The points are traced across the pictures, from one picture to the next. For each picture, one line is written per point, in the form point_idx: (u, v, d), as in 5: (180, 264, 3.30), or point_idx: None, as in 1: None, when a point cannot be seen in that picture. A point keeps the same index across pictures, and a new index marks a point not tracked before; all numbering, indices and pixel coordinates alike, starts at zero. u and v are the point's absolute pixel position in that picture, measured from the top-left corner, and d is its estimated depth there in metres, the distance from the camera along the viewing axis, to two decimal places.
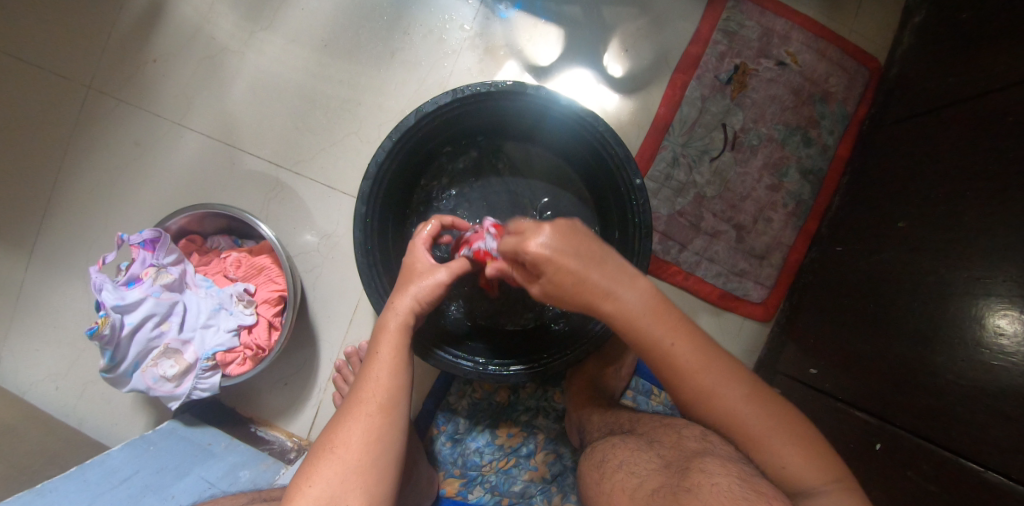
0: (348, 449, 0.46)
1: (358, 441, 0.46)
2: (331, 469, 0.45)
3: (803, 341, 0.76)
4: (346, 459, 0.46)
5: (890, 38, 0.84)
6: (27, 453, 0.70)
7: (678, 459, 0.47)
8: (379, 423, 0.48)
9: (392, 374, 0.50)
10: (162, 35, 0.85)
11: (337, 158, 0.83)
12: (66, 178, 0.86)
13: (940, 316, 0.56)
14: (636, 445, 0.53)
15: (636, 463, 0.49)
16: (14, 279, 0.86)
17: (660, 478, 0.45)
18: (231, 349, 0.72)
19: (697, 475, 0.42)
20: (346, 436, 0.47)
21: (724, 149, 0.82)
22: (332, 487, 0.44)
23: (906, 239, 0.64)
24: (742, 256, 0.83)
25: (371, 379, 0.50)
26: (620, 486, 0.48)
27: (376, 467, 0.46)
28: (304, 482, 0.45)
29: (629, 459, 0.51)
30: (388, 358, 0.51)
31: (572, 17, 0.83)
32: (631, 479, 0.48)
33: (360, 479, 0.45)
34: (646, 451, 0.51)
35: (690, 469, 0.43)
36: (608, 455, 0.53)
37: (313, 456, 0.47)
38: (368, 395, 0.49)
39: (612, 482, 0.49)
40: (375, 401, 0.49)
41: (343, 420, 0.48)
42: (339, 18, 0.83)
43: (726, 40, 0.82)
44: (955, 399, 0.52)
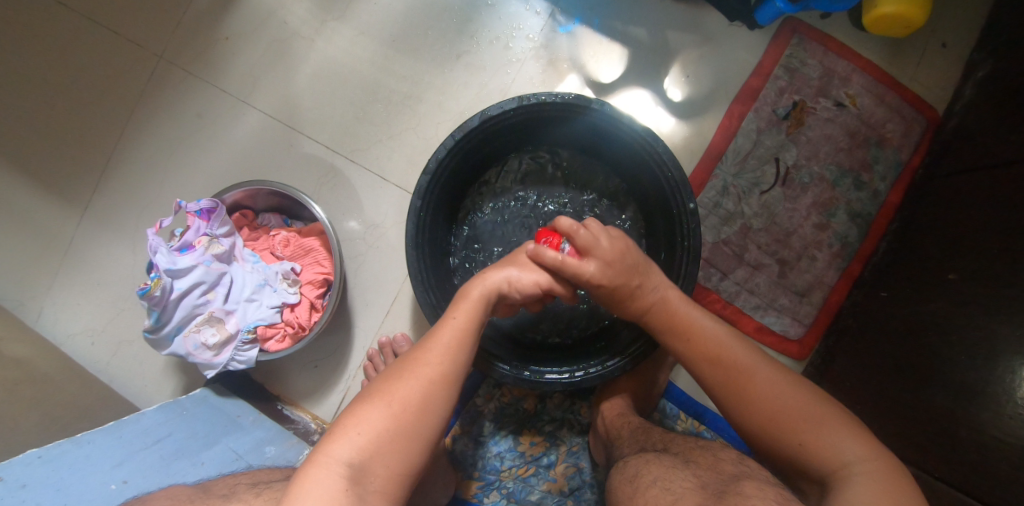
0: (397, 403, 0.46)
1: (410, 403, 0.46)
2: (372, 418, 0.45)
3: (839, 383, 0.75)
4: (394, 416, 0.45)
5: (951, 91, 0.84)
6: (62, 402, 0.71)
7: (716, 483, 0.46)
8: (436, 392, 0.48)
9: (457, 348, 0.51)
10: (236, 13, 0.88)
11: (393, 151, 0.85)
12: (128, 141, 0.89)
13: (988, 371, 0.55)
14: (670, 464, 0.52)
15: (672, 481, 0.49)
16: (66, 233, 0.89)
17: (696, 498, 0.45)
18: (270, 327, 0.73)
19: (734, 499, 0.42)
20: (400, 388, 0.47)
21: (775, 183, 0.83)
22: (376, 441, 0.44)
23: (954, 290, 0.64)
24: (783, 291, 0.82)
25: (436, 342, 0.51)
26: (653, 500, 0.47)
27: (419, 435, 0.46)
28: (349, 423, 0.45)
29: (664, 477, 0.50)
30: (461, 333, 0.52)
31: (637, 39, 0.84)
32: (666, 495, 0.47)
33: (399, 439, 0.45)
34: (682, 471, 0.50)
35: (729, 494, 0.43)
36: (642, 471, 0.52)
37: (363, 402, 0.47)
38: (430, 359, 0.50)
39: (645, 496, 0.48)
40: (436, 369, 0.49)
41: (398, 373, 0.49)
42: (410, 16, 0.85)
43: (787, 76, 0.83)
44: (999, 456, 0.52)
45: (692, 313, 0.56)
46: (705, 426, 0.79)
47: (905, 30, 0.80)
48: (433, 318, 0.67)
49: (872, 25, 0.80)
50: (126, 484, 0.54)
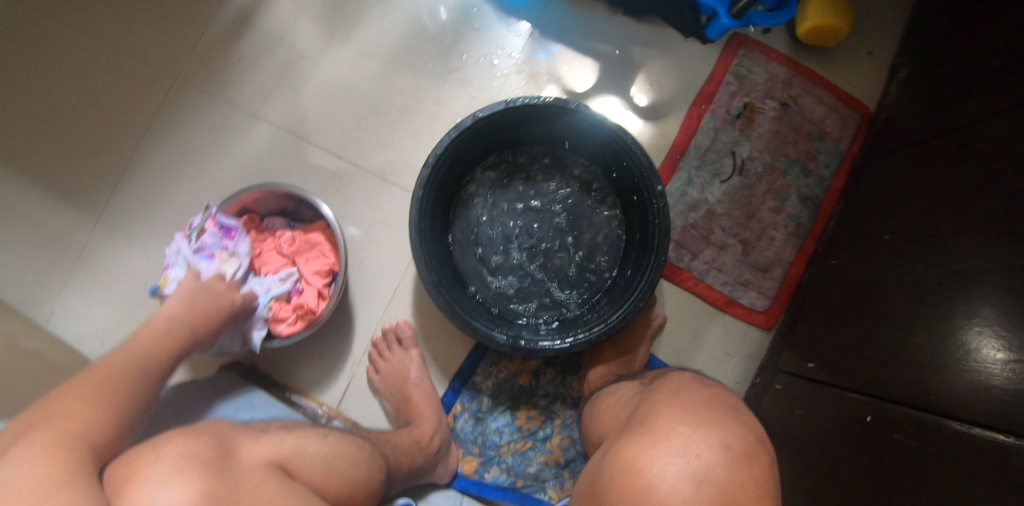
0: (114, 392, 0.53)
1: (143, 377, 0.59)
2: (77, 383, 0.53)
3: (800, 344, 0.84)
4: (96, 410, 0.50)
5: (879, 92, 0.98)
6: None
7: (649, 381, 0.64)
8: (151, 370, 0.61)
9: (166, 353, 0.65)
10: (248, 38, 0.97)
11: (393, 156, 0.93)
12: (143, 154, 0.96)
13: (920, 306, 0.64)
14: (618, 384, 0.70)
15: (619, 388, 0.68)
16: (81, 240, 0.94)
17: (634, 388, 0.64)
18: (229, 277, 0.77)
19: (660, 381, 0.61)
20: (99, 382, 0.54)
21: (732, 173, 0.94)
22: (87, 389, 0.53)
23: (890, 247, 0.74)
24: (747, 268, 0.92)
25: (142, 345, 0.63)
26: (608, 402, 0.66)
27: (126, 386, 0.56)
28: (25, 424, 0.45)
29: (615, 389, 0.68)
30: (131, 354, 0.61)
31: (606, 54, 0.96)
32: (611, 394, 0.67)
33: (117, 410, 0.52)
34: (627, 382, 0.69)
35: (657, 380, 0.62)
36: (601, 397, 0.70)
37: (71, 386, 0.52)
38: (100, 374, 0.55)
39: (602, 400, 0.68)
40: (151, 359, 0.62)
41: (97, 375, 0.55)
42: (405, 39, 0.96)
43: (737, 82, 0.95)
44: (932, 372, 0.59)
45: None
46: None
47: (833, 39, 0.93)
48: (435, 293, 0.74)
49: (806, 36, 0.94)
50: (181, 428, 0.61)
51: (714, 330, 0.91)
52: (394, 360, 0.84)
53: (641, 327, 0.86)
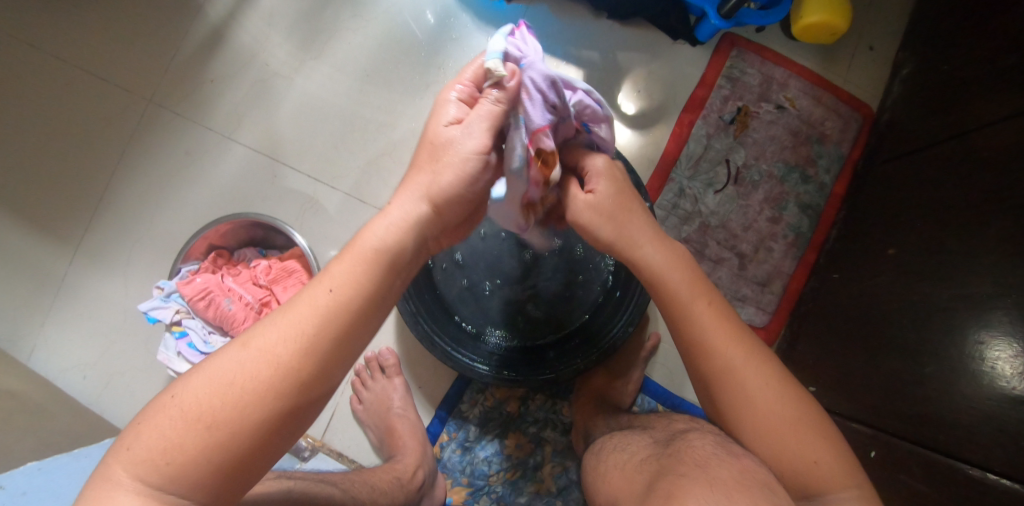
0: (305, 323, 0.41)
1: (307, 307, 0.42)
2: (306, 303, 0.42)
3: (802, 364, 0.80)
4: (256, 366, 0.39)
5: (881, 90, 0.92)
6: (56, 430, 0.73)
7: (666, 436, 0.51)
8: (336, 316, 0.42)
9: (350, 275, 0.44)
10: (221, 58, 0.95)
11: (371, 176, 0.90)
12: (120, 181, 0.94)
13: (927, 330, 0.60)
14: (631, 432, 0.58)
15: (629, 443, 0.54)
16: (60, 271, 0.92)
17: (648, 450, 0.49)
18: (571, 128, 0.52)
19: (679, 442, 0.47)
20: (310, 304, 0.42)
21: (727, 183, 0.89)
22: (267, 351, 0.40)
23: (896, 262, 0.69)
24: (744, 282, 0.87)
25: (330, 273, 0.44)
26: (614, 462, 0.52)
27: (286, 372, 0.39)
28: (243, 337, 0.41)
29: (623, 442, 0.55)
30: (310, 313, 0.42)
31: (590, 61, 0.92)
32: (623, 453, 0.52)
33: (282, 376, 0.39)
34: (640, 434, 0.55)
35: (676, 439, 0.48)
36: (604, 444, 0.58)
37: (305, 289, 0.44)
38: (310, 295, 0.43)
39: (607, 463, 0.53)
40: (330, 295, 0.43)
41: (343, 258, 0.45)
42: (381, 52, 0.93)
43: (729, 85, 0.91)
44: (941, 406, 0.56)
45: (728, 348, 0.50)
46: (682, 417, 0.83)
47: (830, 37, 0.88)
48: (414, 324, 0.75)
49: (802, 34, 0.89)
50: None
51: None
52: (377, 389, 0.82)
53: (634, 349, 0.82)
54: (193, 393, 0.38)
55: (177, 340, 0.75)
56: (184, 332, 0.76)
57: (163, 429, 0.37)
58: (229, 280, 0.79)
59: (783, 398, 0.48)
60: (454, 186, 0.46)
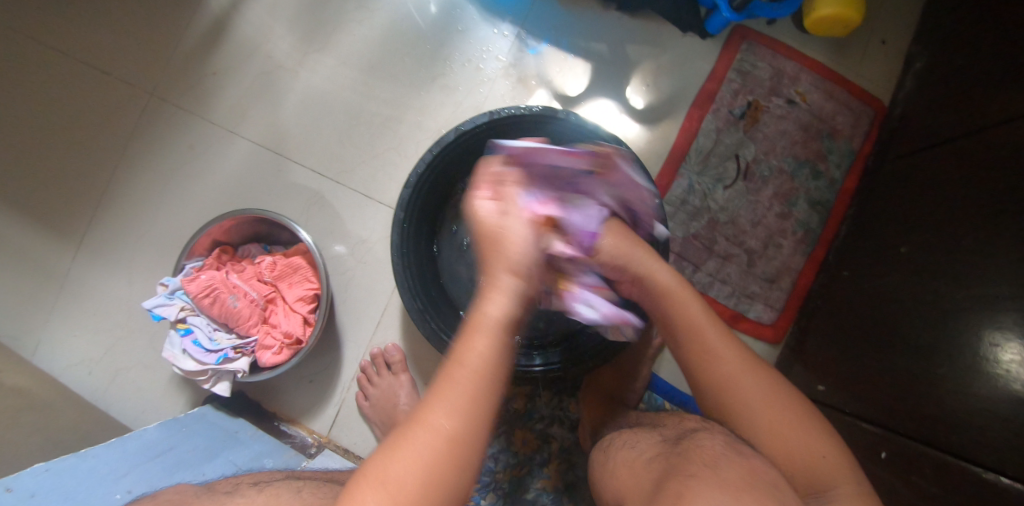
0: (456, 406, 0.40)
1: (456, 393, 0.41)
2: (456, 389, 0.41)
3: (811, 361, 0.79)
4: (430, 457, 0.38)
5: (893, 84, 0.91)
6: (63, 426, 0.73)
7: (676, 436, 0.51)
8: (482, 385, 0.42)
9: (487, 347, 0.43)
10: (223, 50, 0.93)
11: (376, 170, 0.89)
12: (122, 176, 0.93)
13: (940, 330, 0.59)
14: (641, 430, 0.57)
15: (638, 441, 0.53)
16: (63, 267, 0.92)
17: (656, 449, 0.49)
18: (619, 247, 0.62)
19: (688, 442, 0.46)
20: (457, 389, 0.41)
21: (736, 178, 0.88)
22: (433, 443, 0.39)
23: (908, 260, 0.68)
24: (753, 279, 0.87)
25: (460, 353, 0.43)
26: (622, 459, 0.52)
27: (458, 457, 0.39)
28: (400, 441, 0.39)
29: (632, 440, 0.55)
30: (467, 400, 0.41)
31: (599, 53, 0.90)
32: (632, 451, 0.52)
33: (455, 466, 0.39)
34: (649, 433, 0.55)
35: (685, 440, 0.47)
36: (613, 441, 0.58)
37: (436, 384, 0.42)
38: (459, 378, 0.42)
39: (616, 457, 0.53)
40: (471, 372, 0.42)
41: (473, 334, 0.44)
42: (386, 45, 0.91)
43: (740, 79, 0.89)
44: (954, 407, 0.55)
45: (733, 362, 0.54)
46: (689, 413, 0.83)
47: (843, 30, 0.86)
48: (421, 322, 0.70)
49: (814, 27, 0.87)
50: (128, 495, 0.55)
51: None
52: (383, 385, 0.81)
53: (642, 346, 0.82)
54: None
55: (182, 338, 0.75)
56: (189, 330, 0.75)
57: None
58: (233, 276, 0.78)
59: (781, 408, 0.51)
60: (489, 349, 0.43)
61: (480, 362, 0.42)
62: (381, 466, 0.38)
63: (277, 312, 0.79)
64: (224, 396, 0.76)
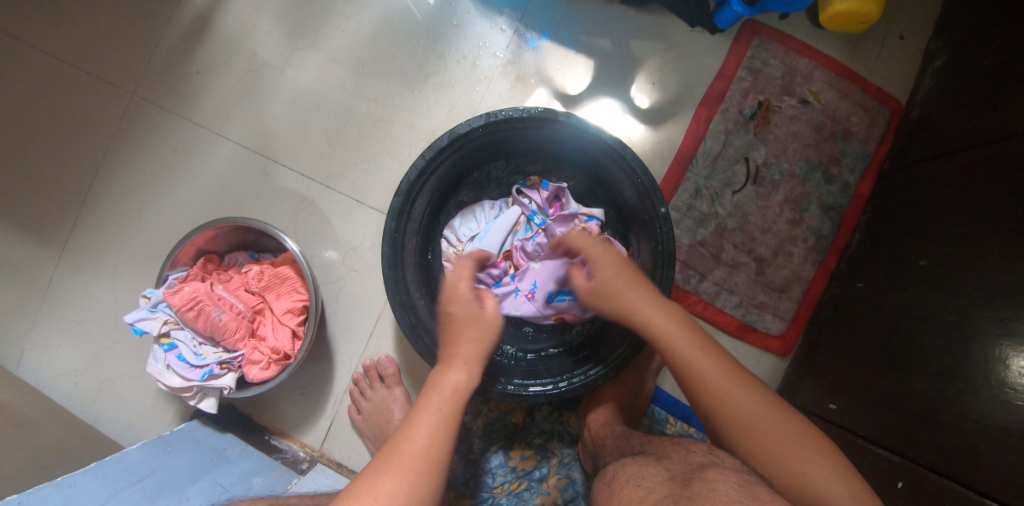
0: (431, 437, 0.49)
1: (411, 462, 0.46)
2: (408, 454, 0.47)
3: (822, 376, 0.76)
4: (418, 462, 0.47)
5: (912, 82, 0.86)
6: (45, 444, 0.70)
7: (684, 473, 0.47)
8: (433, 460, 0.47)
9: (439, 425, 0.50)
10: (207, 47, 0.89)
11: (367, 174, 0.85)
12: (104, 179, 0.89)
13: (961, 354, 0.57)
14: (644, 462, 0.54)
15: (643, 477, 0.50)
16: (45, 275, 0.88)
17: (664, 489, 0.46)
18: (607, 273, 0.61)
19: (698, 484, 0.43)
20: (411, 456, 0.47)
21: (746, 183, 0.84)
22: (397, 500, 0.44)
23: (928, 275, 0.65)
24: (761, 288, 0.83)
25: (417, 428, 0.49)
26: (627, 497, 0.48)
27: None
28: (364, 493, 0.44)
29: (637, 475, 0.51)
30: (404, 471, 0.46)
31: (602, 50, 0.86)
32: (637, 490, 0.48)
33: None
34: (654, 467, 0.52)
35: (694, 480, 0.44)
36: (618, 473, 0.55)
37: (384, 455, 0.48)
38: (410, 444, 0.48)
39: (620, 494, 0.50)
40: (425, 452, 0.47)
41: (434, 393, 0.53)
42: (377, 41, 0.87)
43: (751, 77, 0.84)
44: (979, 438, 0.52)
45: (716, 389, 0.52)
46: (694, 428, 0.80)
47: (861, 25, 0.81)
48: (415, 339, 0.67)
49: (830, 22, 0.82)
50: None
51: None
52: (377, 399, 0.78)
53: (646, 358, 0.78)
54: None
55: (166, 353, 0.72)
56: (173, 345, 0.73)
57: None
58: (218, 288, 0.75)
59: (771, 425, 0.49)
60: (449, 410, 0.52)
61: (439, 441, 0.49)
62: None
63: (265, 324, 0.76)
64: (211, 412, 0.74)
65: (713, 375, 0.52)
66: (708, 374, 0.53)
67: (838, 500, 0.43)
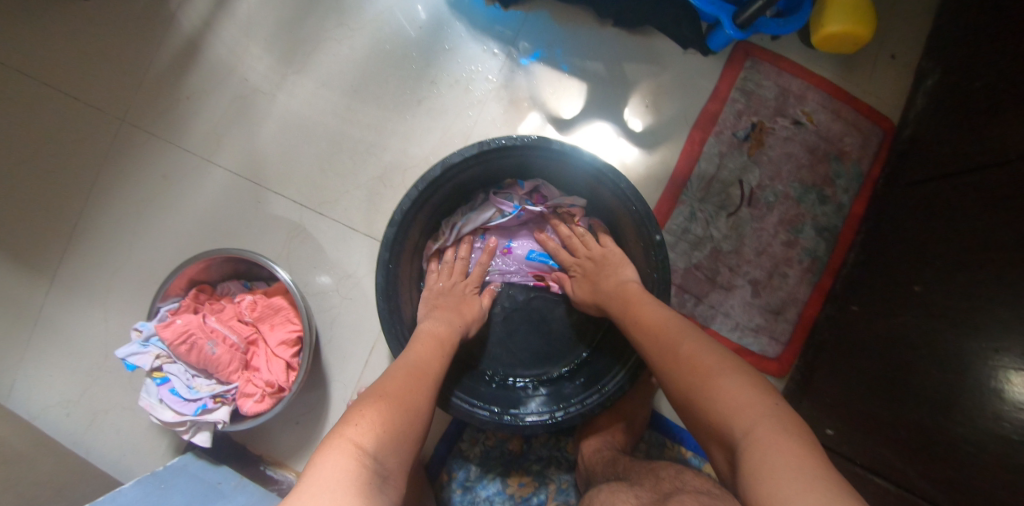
0: (433, 366, 0.58)
1: (418, 381, 0.54)
2: (418, 373, 0.55)
3: (819, 400, 0.76)
4: (396, 397, 0.50)
5: (904, 102, 0.86)
6: (37, 483, 0.70)
7: (650, 500, 0.49)
8: (431, 385, 0.55)
9: (437, 359, 0.59)
10: (197, 73, 0.88)
11: (361, 200, 0.85)
12: (94, 207, 0.88)
13: (958, 386, 0.57)
14: (617, 488, 0.56)
15: (614, 503, 0.53)
16: (36, 305, 0.87)
17: None
18: (589, 268, 0.71)
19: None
20: (417, 377, 0.55)
21: (740, 205, 0.84)
22: (405, 406, 0.50)
23: (922, 302, 0.65)
24: (757, 310, 0.83)
25: (417, 357, 0.58)
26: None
27: (416, 421, 0.50)
28: (378, 392, 0.51)
29: (611, 500, 0.54)
30: (413, 383, 0.53)
31: (595, 73, 0.85)
32: None
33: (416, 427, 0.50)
34: (625, 492, 0.54)
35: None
36: (596, 500, 0.57)
37: (390, 373, 0.55)
38: (417, 367, 0.56)
39: None
40: (428, 374, 0.56)
41: (430, 338, 0.62)
42: (369, 65, 0.86)
43: (743, 99, 0.84)
44: (977, 472, 0.52)
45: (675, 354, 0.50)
46: (691, 452, 0.80)
47: (852, 47, 0.82)
48: None
49: (821, 45, 0.82)
50: None
51: None
52: None
53: (643, 384, 0.78)
54: (371, 436, 0.45)
55: (158, 387, 0.71)
56: (166, 378, 0.72)
57: (339, 461, 0.42)
58: (212, 319, 0.74)
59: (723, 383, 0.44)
60: (443, 352, 0.61)
61: (437, 371, 0.58)
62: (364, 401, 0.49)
63: (259, 355, 0.75)
64: (205, 446, 0.73)
65: (683, 346, 0.50)
66: (673, 347, 0.51)
67: (767, 454, 0.38)
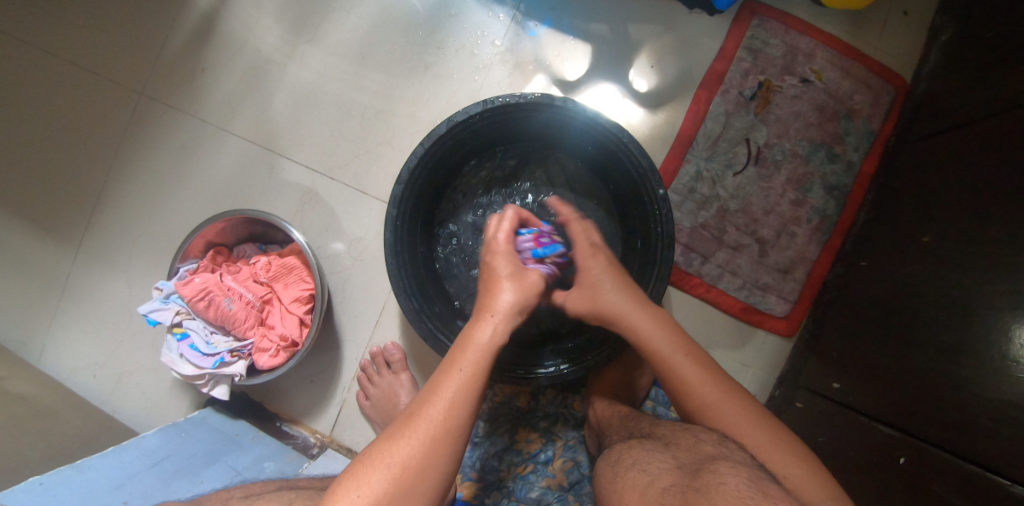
0: (450, 405, 0.48)
1: (425, 430, 0.46)
2: (428, 419, 0.47)
3: (826, 356, 0.76)
4: (392, 464, 0.45)
5: (917, 58, 0.85)
6: (68, 434, 0.73)
7: (692, 462, 0.46)
8: (445, 431, 0.47)
9: (459, 395, 0.48)
10: (212, 46, 0.90)
11: (370, 165, 0.87)
12: (115, 178, 0.91)
13: (964, 328, 0.56)
14: (651, 447, 0.52)
15: (649, 463, 0.49)
16: (62, 272, 0.91)
17: (671, 477, 0.45)
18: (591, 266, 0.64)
19: (708, 476, 0.43)
20: (426, 426, 0.47)
21: (747, 164, 0.83)
22: (403, 467, 0.45)
23: (931, 253, 0.64)
24: (765, 270, 0.83)
25: (435, 396, 0.48)
26: (632, 485, 0.48)
27: (420, 486, 0.44)
28: (375, 455, 0.46)
29: (643, 459, 0.50)
30: (419, 440, 0.46)
31: (599, 35, 0.85)
32: (642, 477, 0.47)
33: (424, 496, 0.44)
34: (661, 453, 0.50)
35: (704, 471, 0.44)
36: (623, 456, 0.54)
37: (395, 423, 0.48)
38: (428, 411, 0.48)
39: (623, 480, 0.49)
40: (438, 421, 0.47)
41: (459, 354, 0.51)
42: (376, 33, 0.88)
43: (750, 57, 0.84)
44: (980, 412, 0.52)
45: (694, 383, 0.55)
46: None
47: (861, 2, 0.80)
48: (417, 322, 0.68)
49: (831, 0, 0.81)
50: None
51: (728, 338, 0.83)
52: (383, 385, 0.79)
53: None
54: None
55: (179, 342, 0.74)
56: (186, 334, 0.75)
57: None
58: (228, 278, 0.77)
59: (744, 412, 0.53)
60: (473, 375, 0.50)
61: (456, 414, 0.48)
62: (356, 468, 0.45)
63: (274, 313, 0.78)
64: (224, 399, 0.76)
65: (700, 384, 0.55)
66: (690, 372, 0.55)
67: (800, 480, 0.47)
